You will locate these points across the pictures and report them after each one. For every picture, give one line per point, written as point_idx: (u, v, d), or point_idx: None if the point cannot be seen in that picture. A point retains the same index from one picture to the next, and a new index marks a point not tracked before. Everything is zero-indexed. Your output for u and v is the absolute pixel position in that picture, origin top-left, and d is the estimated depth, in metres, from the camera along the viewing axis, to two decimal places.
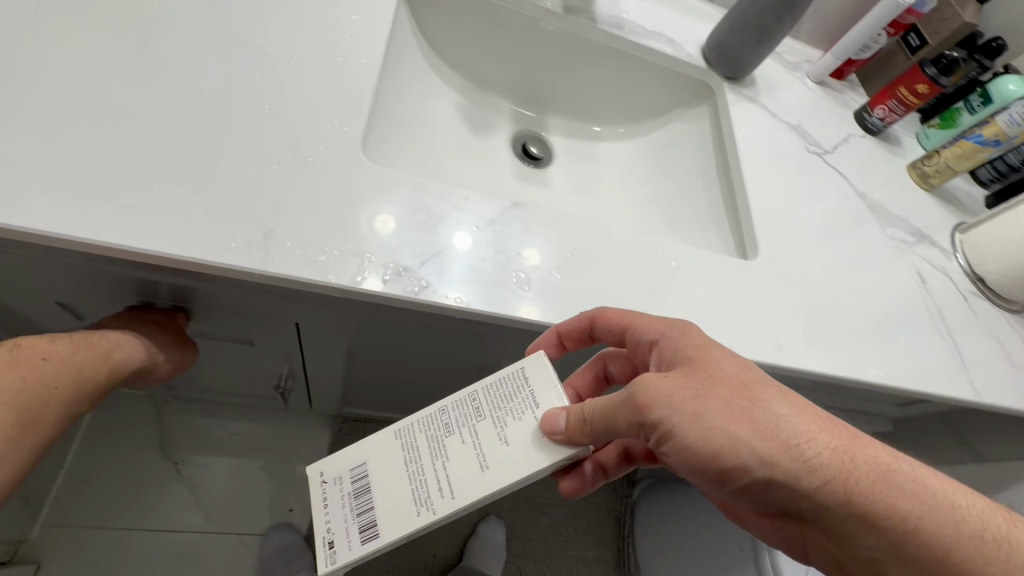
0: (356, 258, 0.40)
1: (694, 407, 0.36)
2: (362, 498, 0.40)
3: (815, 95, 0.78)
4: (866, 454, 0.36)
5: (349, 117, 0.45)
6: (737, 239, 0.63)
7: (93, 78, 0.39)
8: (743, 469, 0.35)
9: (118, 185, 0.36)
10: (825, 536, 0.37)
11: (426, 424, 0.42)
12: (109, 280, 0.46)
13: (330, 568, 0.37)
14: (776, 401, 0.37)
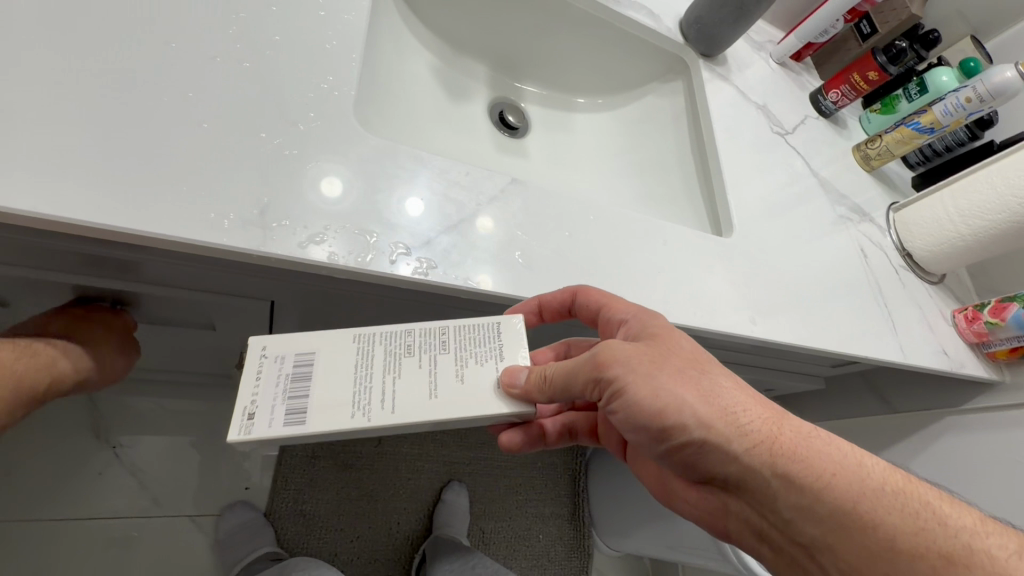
0: (362, 238, 0.38)
1: (648, 370, 0.38)
2: (300, 384, 0.37)
3: (777, 76, 0.81)
4: (795, 425, 0.38)
5: (339, 80, 0.42)
6: (711, 216, 0.66)
7: (36, 21, 0.34)
8: (683, 428, 0.37)
9: (83, 153, 0.32)
10: (752, 504, 0.37)
11: (388, 338, 0.40)
12: (61, 257, 0.40)
13: (240, 438, 0.34)
14: (723, 377, 0.39)
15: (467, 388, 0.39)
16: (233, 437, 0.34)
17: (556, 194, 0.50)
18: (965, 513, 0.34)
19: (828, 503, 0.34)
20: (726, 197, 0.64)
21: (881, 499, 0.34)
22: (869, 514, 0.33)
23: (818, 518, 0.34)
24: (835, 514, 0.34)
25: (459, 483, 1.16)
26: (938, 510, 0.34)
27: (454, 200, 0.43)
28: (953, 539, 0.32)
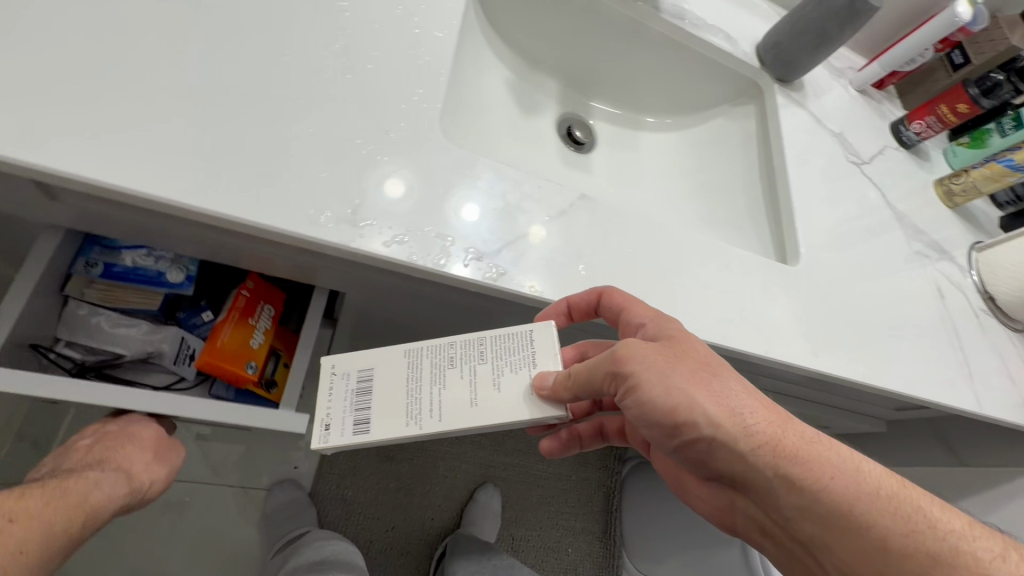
0: (439, 241, 0.40)
1: (663, 370, 0.38)
2: (364, 397, 0.42)
3: (856, 103, 0.78)
4: (799, 429, 0.38)
5: (428, 93, 0.45)
6: (776, 242, 0.65)
7: (180, 34, 0.39)
8: (694, 427, 0.37)
9: (211, 150, 0.36)
10: (756, 500, 0.38)
11: (434, 351, 0.43)
12: (175, 239, 0.45)
13: (320, 445, 0.40)
14: (734, 380, 0.40)
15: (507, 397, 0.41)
16: (314, 445, 0.40)
17: (621, 211, 0.51)
18: (955, 515, 0.35)
19: (826, 504, 0.35)
20: (794, 224, 0.63)
21: (875, 501, 0.35)
22: (864, 516, 0.34)
23: (816, 516, 0.35)
24: (832, 515, 0.35)
25: (494, 486, 1.18)
26: (930, 513, 0.34)
27: (525, 211, 0.45)
28: (943, 541, 0.33)
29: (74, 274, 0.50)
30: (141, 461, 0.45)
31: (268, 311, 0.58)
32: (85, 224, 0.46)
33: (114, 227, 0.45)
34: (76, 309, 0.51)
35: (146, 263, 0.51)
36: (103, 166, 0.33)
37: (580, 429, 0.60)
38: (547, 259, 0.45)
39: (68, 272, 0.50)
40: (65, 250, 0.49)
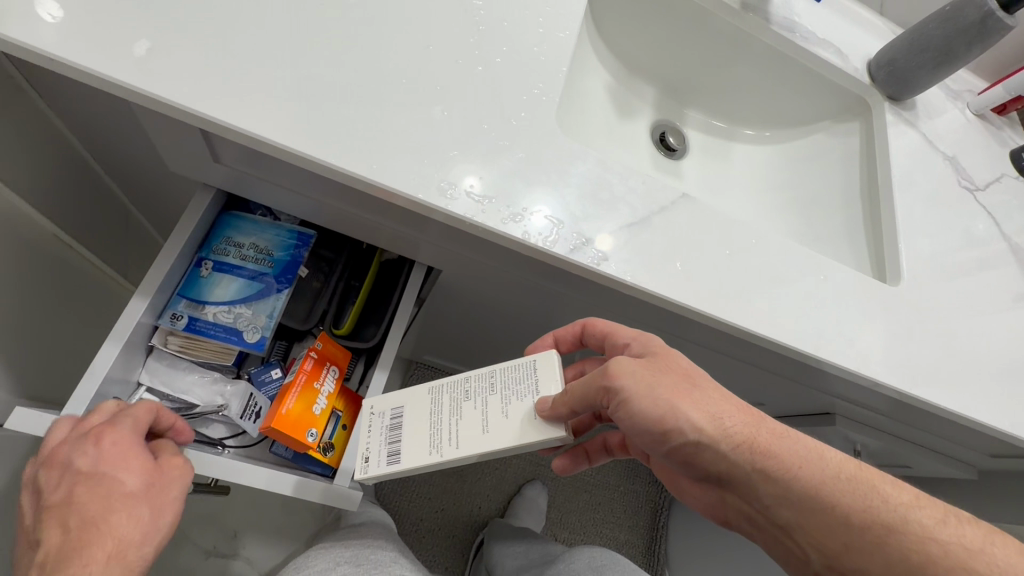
0: (546, 221, 0.44)
1: (649, 380, 0.41)
2: (396, 430, 0.47)
3: (973, 127, 0.74)
4: (770, 426, 0.40)
5: (547, 88, 0.48)
6: (874, 261, 0.63)
7: (346, 25, 0.44)
8: (680, 433, 0.40)
9: (364, 126, 0.42)
10: (739, 494, 0.40)
11: (452, 386, 0.48)
12: (313, 201, 0.52)
13: (363, 476, 0.46)
14: (713, 389, 0.42)
15: (522, 423, 0.44)
16: (359, 475, 0.46)
17: (719, 213, 0.52)
18: (902, 490, 0.37)
19: (799, 490, 0.37)
20: (896, 244, 0.61)
21: (836, 483, 0.37)
22: (831, 497, 0.37)
23: (788, 501, 0.38)
24: (804, 499, 0.37)
25: (541, 483, 1.19)
26: (882, 490, 0.37)
27: (627, 203, 0.48)
28: (895, 513, 0.36)
29: (159, 325, 0.53)
30: (137, 514, 0.41)
31: (333, 373, 0.56)
32: (237, 184, 0.54)
33: (266, 188, 0.52)
34: (159, 360, 0.55)
35: (223, 319, 0.54)
36: (280, 132, 0.40)
37: (588, 444, 0.62)
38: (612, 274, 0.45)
39: (155, 323, 0.53)
40: (155, 304, 0.53)
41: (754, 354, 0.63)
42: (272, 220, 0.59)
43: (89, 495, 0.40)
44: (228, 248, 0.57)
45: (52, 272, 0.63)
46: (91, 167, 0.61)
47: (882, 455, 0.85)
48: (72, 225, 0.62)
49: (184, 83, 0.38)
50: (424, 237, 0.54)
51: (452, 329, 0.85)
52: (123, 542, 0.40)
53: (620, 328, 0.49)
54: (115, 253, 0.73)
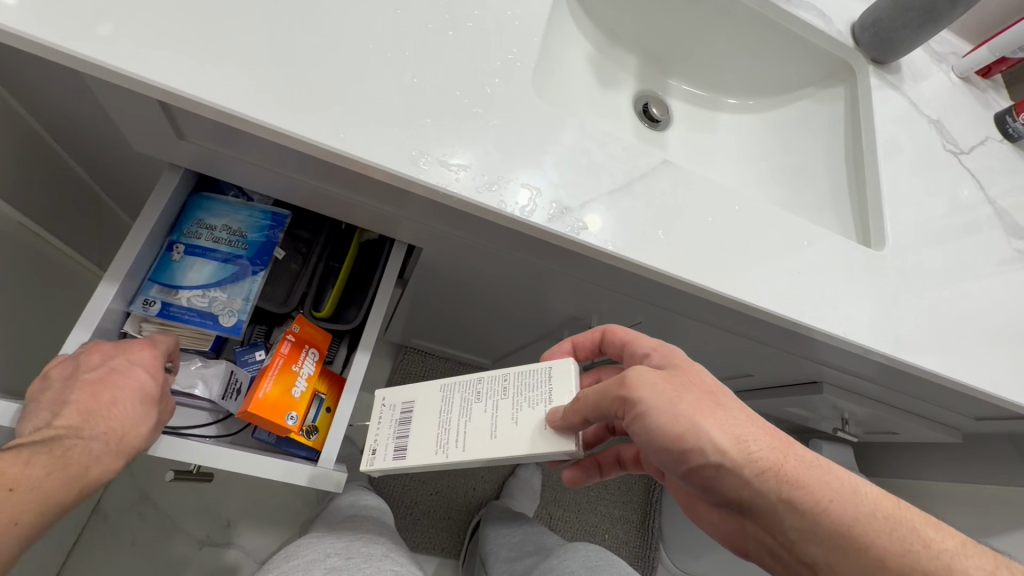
0: (526, 190, 0.43)
1: (671, 397, 0.39)
2: (405, 426, 0.47)
3: (958, 90, 0.73)
4: (799, 453, 0.39)
5: (522, 53, 0.47)
6: (860, 227, 0.63)
7: None
8: (700, 453, 0.38)
9: (333, 93, 0.40)
10: (760, 524, 0.39)
11: (464, 386, 0.47)
12: (287, 178, 0.51)
13: (368, 468, 0.46)
14: (737, 409, 0.41)
15: (534, 434, 0.43)
16: (364, 467, 0.46)
17: (702, 181, 0.51)
18: (945, 534, 0.36)
19: (828, 525, 0.36)
20: (882, 207, 0.60)
21: (872, 522, 0.36)
22: (863, 535, 0.36)
23: (817, 537, 0.37)
24: (834, 534, 0.36)
25: (536, 463, 1.19)
26: (922, 533, 0.36)
27: (609, 171, 0.47)
28: (937, 560, 0.35)
29: (131, 312, 0.52)
30: (136, 407, 0.42)
31: (312, 355, 0.55)
32: (207, 163, 0.52)
33: (236, 166, 0.51)
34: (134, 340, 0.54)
35: (198, 304, 0.53)
36: (242, 101, 0.38)
37: (600, 457, 0.62)
38: (599, 246, 0.44)
39: (127, 310, 0.52)
40: (125, 290, 0.51)
41: (743, 323, 0.62)
42: (245, 201, 0.58)
43: (93, 388, 0.41)
44: (199, 231, 0.55)
45: (16, 260, 0.61)
46: (53, 150, 0.59)
47: (869, 422, 0.85)
48: (36, 211, 0.60)
49: (137, 50, 0.36)
50: (402, 213, 0.53)
51: (438, 312, 0.84)
52: (124, 437, 0.41)
53: (641, 341, 0.48)
54: (85, 240, 0.71)
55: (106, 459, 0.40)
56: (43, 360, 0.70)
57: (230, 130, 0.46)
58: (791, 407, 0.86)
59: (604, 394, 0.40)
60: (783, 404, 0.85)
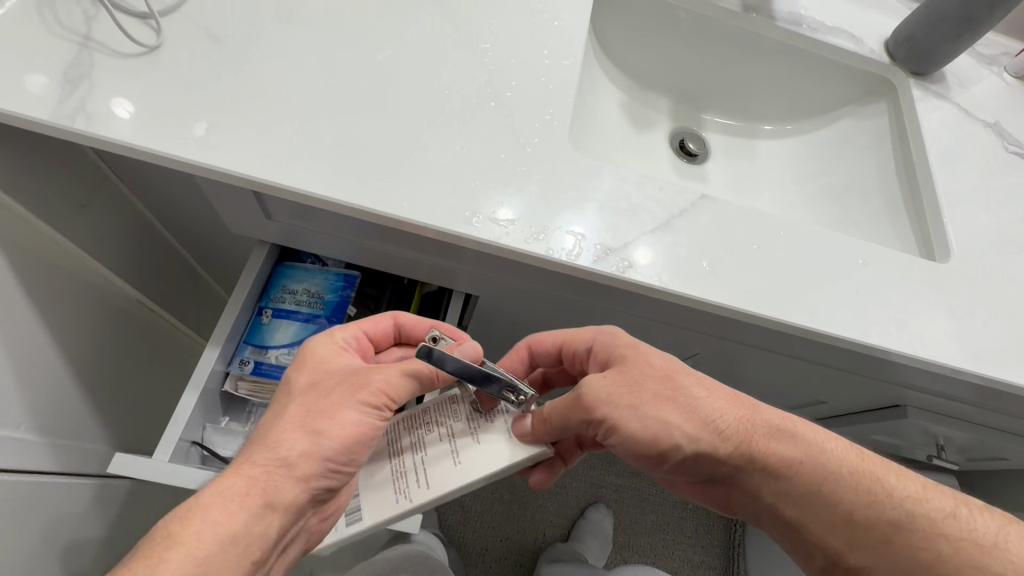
0: (569, 237, 0.46)
1: (632, 398, 0.42)
2: (352, 483, 0.44)
3: (1015, 90, 0.71)
4: (765, 422, 0.43)
5: (557, 113, 0.52)
6: (922, 240, 0.60)
7: (372, 82, 0.50)
8: (676, 448, 0.41)
9: (394, 167, 0.46)
10: (744, 490, 0.43)
11: (411, 420, 0.45)
12: (357, 243, 0.57)
13: (327, 542, 0.44)
14: (695, 387, 0.43)
15: (496, 452, 0.42)
16: (322, 542, 0.44)
17: (742, 209, 0.53)
18: (909, 482, 0.39)
19: (800, 486, 0.41)
20: (941, 219, 0.58)
21: (841, 478, 0.40)
22: (833, 491, 0.40)
23: (792, 498, 0.41)
24: (806, 494, 0.40)
25: (605, 506, 1.15)
26: (885, 482, 0.39)
27: (649, 211, 0.50)
28: (899, 506, 0.38)
29: (230, 371, 0.59)
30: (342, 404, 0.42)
31: None
32: (290, 237, 0.59)
33: (316, 238, 0.58)
34: (238, 396, 0.62)
35: (284, 361, 0.59)
36: (319, 183, 0.44)
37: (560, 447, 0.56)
38: (648, 282, 0.46)
39: (226, 369, 0.59)
40: (225, 351, 0.58)
41: (809, 347, 0.61)
42: (321, 266, 0.64)
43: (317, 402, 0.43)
44: (285, 295, 0.62)
45: (134, 331, 0.70)
46: (163, 237, 0.69)
47: (970, 447, 0.78)
48: (148, 289, 0.69)
49: (234, 152, 0.44)
50: (458, 265, 0.57)
51: (497, 354, 0.87)
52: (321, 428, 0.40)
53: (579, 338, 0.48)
54: (187, 311, 0.81)
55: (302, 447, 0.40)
56: (152, 420, 0.79)
57: (310, 209, 0.54)
58: (876, 434, 0.81)
59: (564, 411, 0.42)
60: (866, 431, 0.80)
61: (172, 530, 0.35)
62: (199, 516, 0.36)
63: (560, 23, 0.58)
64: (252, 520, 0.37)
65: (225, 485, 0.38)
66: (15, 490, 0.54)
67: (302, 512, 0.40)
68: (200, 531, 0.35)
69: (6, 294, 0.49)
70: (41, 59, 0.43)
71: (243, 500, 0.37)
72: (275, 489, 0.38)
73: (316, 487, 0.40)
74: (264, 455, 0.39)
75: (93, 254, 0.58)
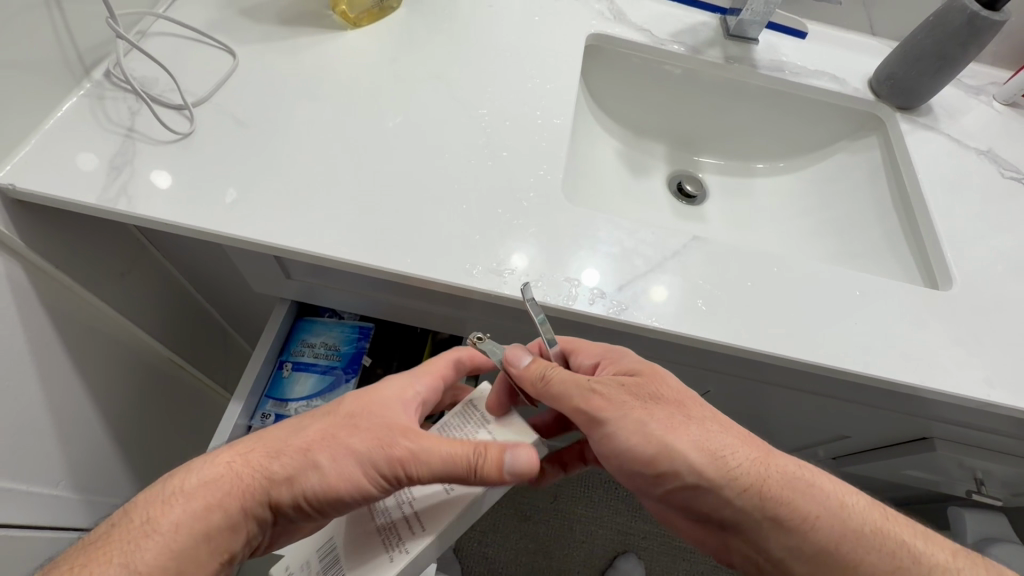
0: (567, 283, 0.49)
1: (640, 417, 0.42)
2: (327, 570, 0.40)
3: (1007, 118, 0.72)
4: (781, 465, 0.42)
5: (551, 168, 0.55)
6: (925, 268, 0.61)
7: (379, 150, 0.54)
8: (676, 473, 0.41)
9: (400, 226, 0.50)
10: (744, 539, 0.42)
11: None
12: (369, 296, 0.60)
13: None
14: (708, 419, 0.43)
15: None
16: None
17: (736, 248, 0.54)
18: (934, 548, 0.40)
19: (815, 542, 0.40)
20: (941, 247, 0.58)
21: (858, 539, 0.39)
22: (852, 551, 0.39)
23: (803, 554, 0.40)
24: (819, 551, 0.39)
25: (634, 555, 1.10)
26: (910, 547, 0.39)
27: (643, 255, 0.52)
28: (926, 573, 0.38)
29: (252, 424, 0.61)
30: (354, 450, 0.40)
31: None
32: (309, 295, 0.63)
33: (332, 294, 0.61)
34: None
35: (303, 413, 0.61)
36: (331, 245, 0.48)
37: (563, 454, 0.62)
38: (645, 323, 0.48)
39: (248, 423, 0.61)
40: (248, 405, 0.61)
41: (821, 380, 0.60)
42: (337, 319, 0.68)
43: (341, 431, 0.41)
44: (304, 349, 0.65)
45: (165, 389, 0.74)
46: (194, 299, 0.74)
47: (1014, 481, 0.74)
48: (179, 348, 0.74)
49: (255, 221, 0.48)
50: (465, 314, 0.60)
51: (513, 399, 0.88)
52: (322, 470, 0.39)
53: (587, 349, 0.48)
54: (214, 368, 0.85)
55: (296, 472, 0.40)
56: None
57: (327, 268, 0.57)
58: (910, 470, 0.77)
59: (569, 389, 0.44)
60: (899, 467, 0.77)
61: (157, 503, 0.38)
62: (182, 500, 0.38)
63: (551, 85, 0.63)
64: (222, 524, 0.39)
65: (216, 474, 0.40)
66: (48, 545, 0.56)
67: (271, 527, 0.42)
68: (176, 515, 0.38)
69: (52, 358, 0.54)
70: (90, 150, 0.49)
71: (223, 501, 0.39)
72: (251, 503, 0.39)
73: (290, 516, 0.41)
74: (261, 460, 0.40)
75: (129, 317, 0.63)
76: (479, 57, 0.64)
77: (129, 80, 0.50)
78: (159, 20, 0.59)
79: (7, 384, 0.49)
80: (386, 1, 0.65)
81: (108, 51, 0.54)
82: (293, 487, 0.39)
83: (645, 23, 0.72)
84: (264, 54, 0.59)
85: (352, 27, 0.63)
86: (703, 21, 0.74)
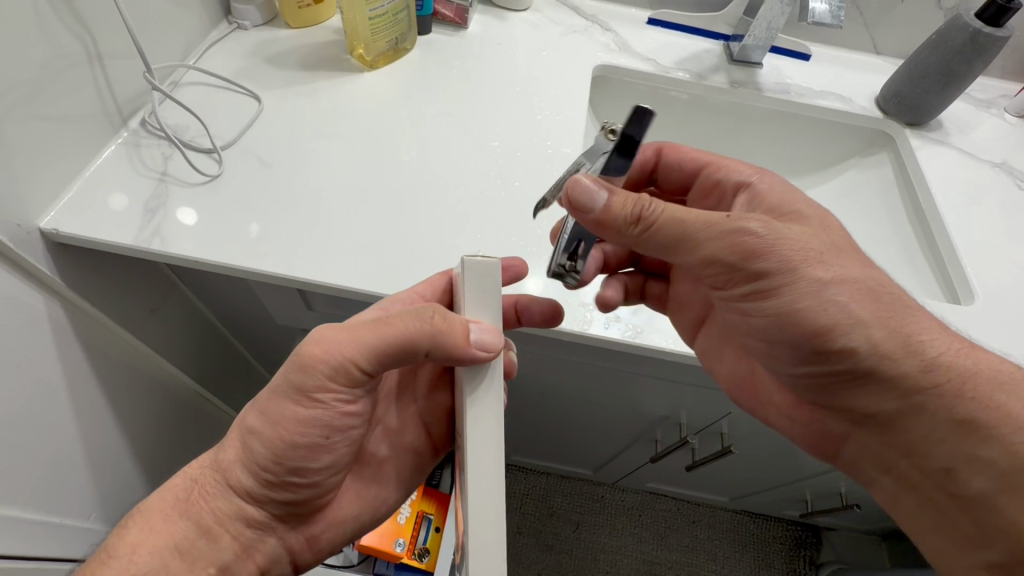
0: (581, 309, 0.49)
1: (834, 291, 0.39)
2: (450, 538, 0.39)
3: (1020, 129, 0.72)
4: (990, 369, 0.39)
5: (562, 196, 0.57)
6: (945, 283, 0.60)
7: (396, 184, 0.56)
8: (856, 351, 0.39)
9: (417, 258, 0.51)
10: (906, 440, 0.41)
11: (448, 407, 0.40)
12: None
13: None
14: (921, 318, 0.40)
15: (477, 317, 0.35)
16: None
17: None
18: None
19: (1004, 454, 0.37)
20: (960, 261, 0.58)
21: None
22: None
23: (981, 465, 0.38)
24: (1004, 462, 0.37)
25: None
26: None
27: None
28: None
29: None
30: (262, 397, 0.42)
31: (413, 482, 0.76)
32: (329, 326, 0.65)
33: None
34: None
35: None
36: (351, 278, 0.49)
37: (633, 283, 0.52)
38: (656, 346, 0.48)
39: None
40: None
41: None
42: None
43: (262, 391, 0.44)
44: None
45: (192, 420, 0.76)
46: (220, 332, 0.77)
47: None
48: (204, 381, 0.76)
49: (279, 256, 0.50)
50: None
51: (532, 425, 0.88)
52: (248, 430, 0.42)
53: (732, 165, 0.49)
54: (236, 399, 0.86)
55: (231, 451, 0.43)
56: None
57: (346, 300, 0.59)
58: None
59: (718, 232, 0.38)
60: None
61: (117, 529, 0.43)
62: (139, 520, 0.43)
63: (560, 117, 0.65)
64: (191, 530, 0.43)
65: (172, 487, 0.44)
66: None
67: (259, 511, 0.44)
68: (135, 538, 0.42)
69: (88, 394, 0.56)
70: (126, 193, 0.51)
71: (183, 509, 0.43)
72: (213, 495, 0.43)
73: (262, 489, 0.43)
74: (209, 457, 0.45)
75: (160, 351, 0.65)
76: (489, 92, 0.66)
77: (164, 128, 0.53)
78: (190, 71, 0.63)
79: (45, 418, 0.51)
80: (401, 43, 0.68)
81: (143, 101, 0.58)
82: (237, 462, 0.43)
83: (650, 53, 0.75)
84: (287, 98, 0.62)
85: (369, 69, 0.67)
86: (707, 48, 0.76)
